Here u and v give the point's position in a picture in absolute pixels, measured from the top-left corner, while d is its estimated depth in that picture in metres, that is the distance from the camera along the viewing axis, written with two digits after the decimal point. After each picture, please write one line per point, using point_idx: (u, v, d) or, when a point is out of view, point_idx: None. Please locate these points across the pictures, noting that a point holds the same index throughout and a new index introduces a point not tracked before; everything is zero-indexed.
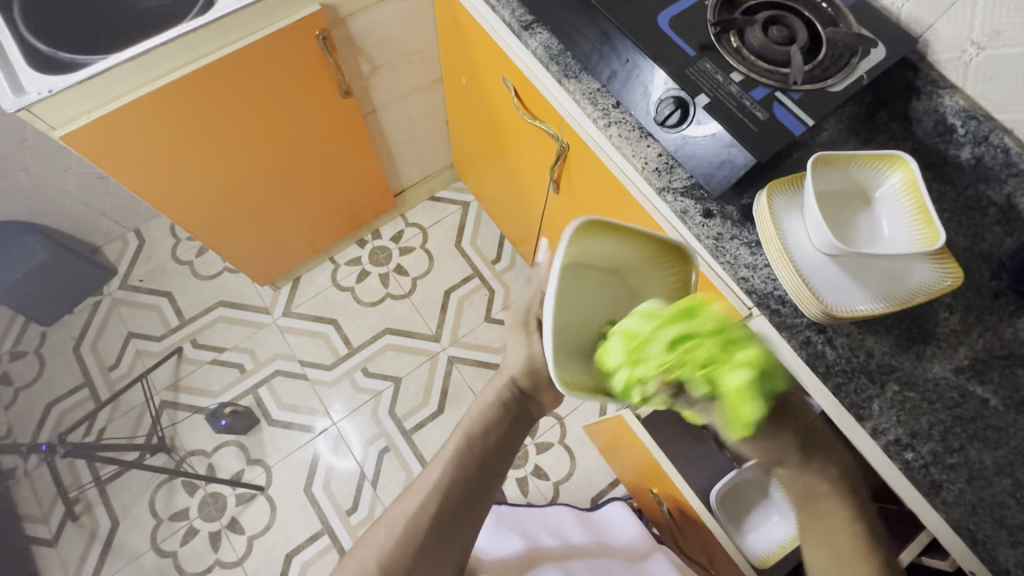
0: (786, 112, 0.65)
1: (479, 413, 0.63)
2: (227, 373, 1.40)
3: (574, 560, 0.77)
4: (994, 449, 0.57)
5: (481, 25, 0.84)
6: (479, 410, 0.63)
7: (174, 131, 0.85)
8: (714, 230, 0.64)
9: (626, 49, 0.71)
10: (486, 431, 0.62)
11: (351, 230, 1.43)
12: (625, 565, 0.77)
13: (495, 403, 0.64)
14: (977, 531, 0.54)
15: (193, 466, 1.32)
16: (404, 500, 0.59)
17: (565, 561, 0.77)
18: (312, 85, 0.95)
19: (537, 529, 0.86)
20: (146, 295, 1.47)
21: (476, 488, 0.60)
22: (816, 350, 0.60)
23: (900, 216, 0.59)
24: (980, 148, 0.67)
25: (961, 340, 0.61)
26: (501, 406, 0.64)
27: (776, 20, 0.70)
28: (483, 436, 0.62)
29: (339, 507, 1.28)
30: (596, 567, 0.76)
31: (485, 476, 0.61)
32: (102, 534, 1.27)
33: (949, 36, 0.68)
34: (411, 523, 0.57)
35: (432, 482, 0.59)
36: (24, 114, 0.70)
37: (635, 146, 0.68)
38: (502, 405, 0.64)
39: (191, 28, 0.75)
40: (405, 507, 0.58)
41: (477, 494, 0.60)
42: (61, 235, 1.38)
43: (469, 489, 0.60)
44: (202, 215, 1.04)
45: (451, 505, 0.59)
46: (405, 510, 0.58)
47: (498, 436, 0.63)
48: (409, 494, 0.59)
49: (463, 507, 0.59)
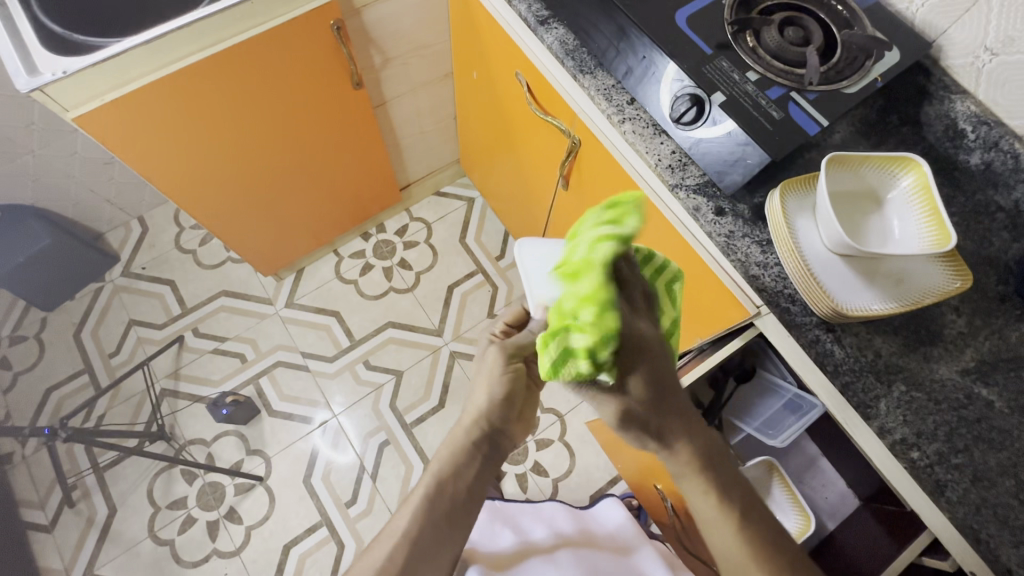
0: (800, 111, 0.65)
1: (449, 457, 0.58)
2: (228, 363, 1.40)
3: (564, 552, 0.77)
4: (997, 451, 0.57)
5: (497, 19, 0.84)
6: (450, 452, 0.58)
7: (184, 117, 0.85)
8: (725, 228, 0.64)
9: (643, 46, 0.72)
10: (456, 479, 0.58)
11: (356, 223, 1.42)
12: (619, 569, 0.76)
13: (464, 449, 0.59)
14: (981, 531, 0.55)
15: (193, 454, 1.32)
16: (372, 551, 0.55)
17: (557, 556, 0.76)
18: (324, 75, 0.95)
19: (528, 521, 0.85)
20: (149, 283, 1.46)
21: (446, 534, 0.56)
22: (824, 349, 0.61)
23: (911, 218, 0.60)
24: (989, 154, 0.68)
25: (967, 342, 0.62)
26: (471, 442, 0.59)
27: (792, 21, 0.71)
28: (455, 483, 0.58)
29: (339, 499, 1.28)
30: (589, 565, 0.75)
31: (461, 520, 0.57)
32: (98, 520, 1.26)
33: (963, 41, 0.69)
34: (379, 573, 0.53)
35: (400, 532, 0.55)
36: (37, 95, 0.70)
37: (649, 142, 0.68)
38: (472, 449, 0.59)
39: (206, 13, 0.75)
40: (372, 558, 0.54)
41: (441, 543, 0.56)
42: (64, 220, 1.37)
43: (435, 536, 0.55)
44: (209, 203, 1.04)
45: (417, 553, 0.54)
46: (370, 562, 0.54)
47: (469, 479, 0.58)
48: (379, 543, 0.55)
49: (427, 550, 0.55)
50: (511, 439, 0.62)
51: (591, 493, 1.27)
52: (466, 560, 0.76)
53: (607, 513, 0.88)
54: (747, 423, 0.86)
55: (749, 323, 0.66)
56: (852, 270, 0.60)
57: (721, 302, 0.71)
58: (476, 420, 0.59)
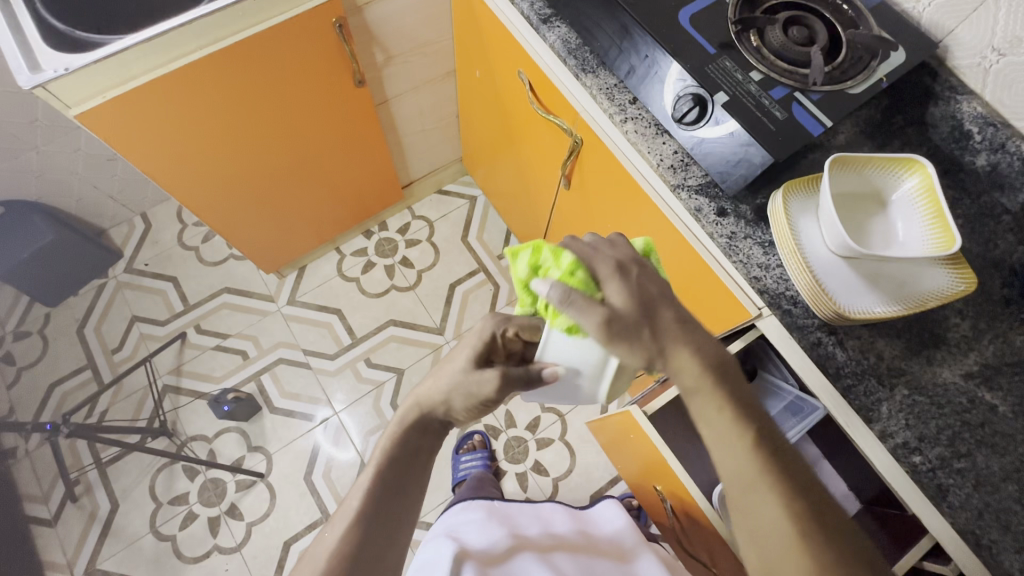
0: (803, 111, 0.65)
1: (394, 436, 0.59)
2: (230, 360, 1.40)
3: (562, 554, 0.77)
4: (1001, 455, 0.57)
5: (499, 18, 0.84)
6: (396, 430, 0.60)
7: (186, 114, 0.85)
8: (727, 229, 0.64)
9: (645, 45, 0.71)
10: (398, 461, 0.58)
11: (358, 221, 1.42)
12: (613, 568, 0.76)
13: (411, 427, 0.60)
14: (983, 536, 0.55)
15: (194, 450, 1.32)
16: (326, 533, 0.56)
17: (552, 558, 0.76)
18: (327, 73, 0.95)
19: (524, 521, 0.86)
20: (152, 279, 1.47)
21: (393, 520, 0.56)
22: (826, 351, 0.60)
23: (915, 220, 0.59)
24: (996, 155, 0.67)
25: (971, 346, 0.61)
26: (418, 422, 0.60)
27: (797, 20, 0.70)
28: (402, 463, 0.58)
29: (339, 496, 1.29)
30: (584, 567, 0.75)
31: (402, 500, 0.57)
32: (101, 515, 1.27)
33: (969, 42, 0.68)
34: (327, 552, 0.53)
35: (349, 513, 0.55)
36: (39, 91, 0.70)
37: (651, 142, 0.68)
38: (420, 427, 0.60)
39: (208, 10, 0.75)
40: (326, 541, 0.54)
41: (389, 521, 0.56)
42: (68, 216, 1.37)
43: (382, 513, 0.56)
44: (212, 201, 1.04)
45: (369, 532, 0.55)
46: (325, 544, 0.54)
47: (416, 458, 0.59)
48: (331, 526, 0.56)
49: (381, 528, 0.56)
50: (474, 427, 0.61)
51: (592, 493, 1.27)
52: (461, 558, 0.73)
53: (603, 512, 0.90)
54: None
55: (751, 325, 0.66)
56: (855, 273, 0.59)
57: (722, 303, 0.70)
58: (425, 404, 0.59)
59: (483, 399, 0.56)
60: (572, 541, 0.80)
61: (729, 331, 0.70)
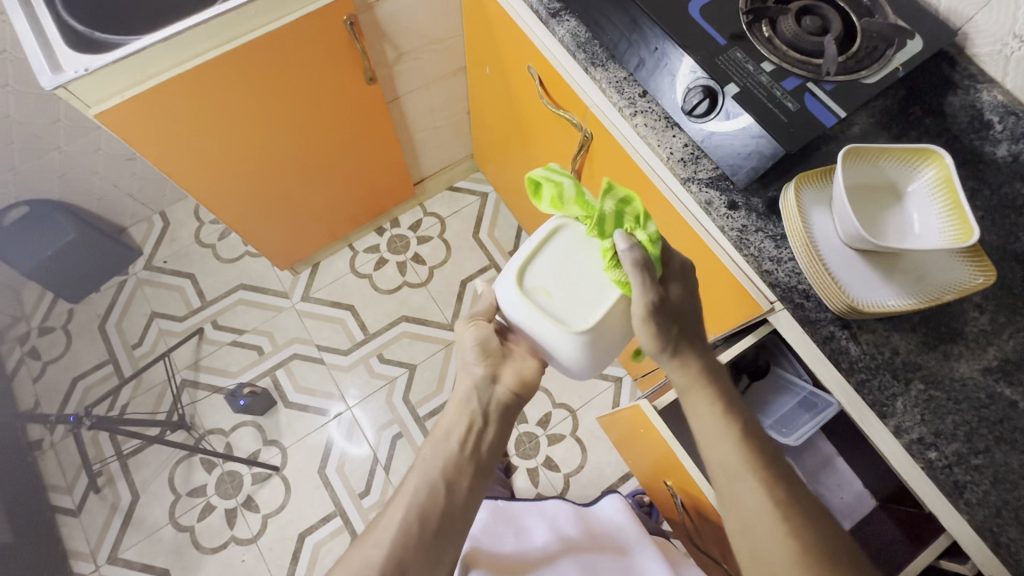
0: (816, 102, 0.64)
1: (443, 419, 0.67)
2: (246, 355, 1.42)
3: (567, 562, 0.76)
4: (1021, 452, 0.56)
5: (508, 13, 0.84)
6: (445, 415, 0.67)
7: (202, 112, 0.86)
8: (738, 222, 0.63)
9: (655, 37, 0.71)
10: (449, 433, 0.65)
11: (370, 218, 1.44)
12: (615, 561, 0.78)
13: (457, 407, 0.67)
14: (1001, 534, 0.53)
15: (212, 444, 1.35)
16: (386, 514, 0.62)
17: (558, 561, 0.77)
18: (338, 71, 0.96)
19: (531, 520, 0.86)
20: (170, 276, 1.50)
21: (447, 496, 0.63)
22: (839, 346, 0.59)
23: (932, 212, 0.58)
24: (1017, 146, 0.65)
25: (990, 340, 0.60)
26: (462, 402, 0.66)
27: (810, 10, 0.69)
28: (447, 440, 0.65)
29: (353, 490, 1.30)
30: (589, 566, 0.76)
31: (457, 474, 0.64)
32: (123, 506, 1.30)
33: (990, 29, 0.67)
34: (393, 525, 0.60)
35: (405, 493, 0.63)
36: (61, 92, 0.72)
37: (661, 136, 0.68)
38: (461, 408, 0.66)
39: (221, 10, 0.76)
40: (388, 520, 0.61)
41: (446, 494, 0.63)
42: (89, 214, 1.41)
43: (437, 488, 0.63)
44: (226, 198, 1.05)
45: (426, 511, 0.61)
46: (385, 523, 0.61)
47: (466, 437, 0.65)
48: (392, 505, 0.62)
49: (436, 507, 0.62)
50: (507, 389, 0.67)
51: (604, 489, 1.27)
52: (467, 565, 0.75)
53: (607, 509, 0.88)
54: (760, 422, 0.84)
55: (763, 319, 0.66)
56: (869, 266, 0.59)
57: (733, 297, 0.70)
58: (467, 385, 0.67)
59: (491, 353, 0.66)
60: (580, 545, 0.79)
61: (741, 326, 0.69)
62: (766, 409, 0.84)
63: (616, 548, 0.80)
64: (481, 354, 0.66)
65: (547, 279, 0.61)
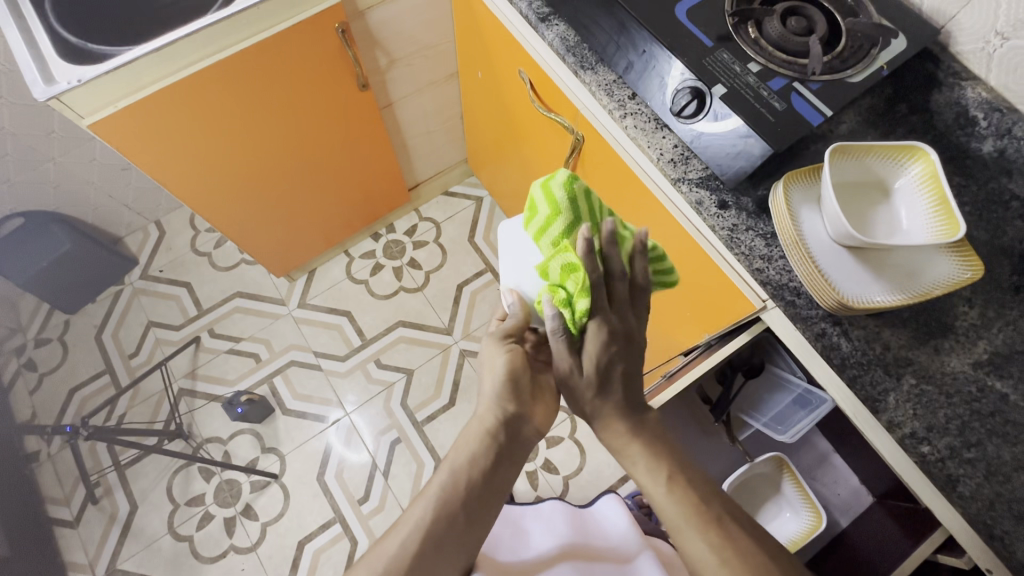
0: (803, 101, 0.65)
1: (466, 446, 0.59)
2: (243, 363, 1.42)
3: (565, 564, 0.77)
4: (1012, 445, 0.56)
5: (498, 17, 0.84)
6: (468, 442, 0.59)
7: (195, 121, 0.87)
8: (729, 221, 0.64)
9: (643, 40, 0.71)
10: (468, 466, 0.58)
11: (366, 224, 1.44)
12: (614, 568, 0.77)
13: (483, 437, 0.59)
14: (995, 527, 0.54)
15: (210, 452, 1.35)
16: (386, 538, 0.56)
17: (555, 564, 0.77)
18: (331, 78, 0.96)
19: (532, 530, 0.86)
20: (166, 285, 1.50)
21: (456, 534, 0.56)
22: (830, 342, 0.60)
23: (918, 208, 0.59)
24: (1002, 141, 0.66)
25: (980, 334, 0.60)
26: (488, 434, 0.59)
27: (795, 11, 0.70)
28: (468, 471, 0.58)
29: (352, 496, 1.30)
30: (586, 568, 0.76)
31: (468, 512, 0.57)
32: (121, 517, 1.30)
33: (973, 26, 0.68)
34: (394, 565, 0.53)
35: (408, 527, 0.56)
36: (54, 103, 0.72)
37: (650, 137, 0.69)
38: (488, 442, 0.59)
39: (213, 19, 0.77)
40: (387, 546, 0.55)
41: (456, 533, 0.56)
42: (85, 225, 1.41)
43: (447, 527, 0.56)
44: (221, 206, 1.06)
45: (429, 545, 0.55)
46: (383, 550, 0.55)
47: (486, 474, 0.58)
48: (395, 533, 0.56)
49: (443, 543, 0.55)
50: (534, 425, 0.60)
51: (602, 490, 1.27)
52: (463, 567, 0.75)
53: (605, 510, 0.90)
54: (755, 418, 0.86)
55: (756, 318, 0.66)
56: (858, 262, 0.59)
57: (725, 296, 0.70)
58: (495, 416, 0.59)
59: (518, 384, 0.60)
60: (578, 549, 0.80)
61: (732, 327, 0.70)
62: (761, 405, 0.86)
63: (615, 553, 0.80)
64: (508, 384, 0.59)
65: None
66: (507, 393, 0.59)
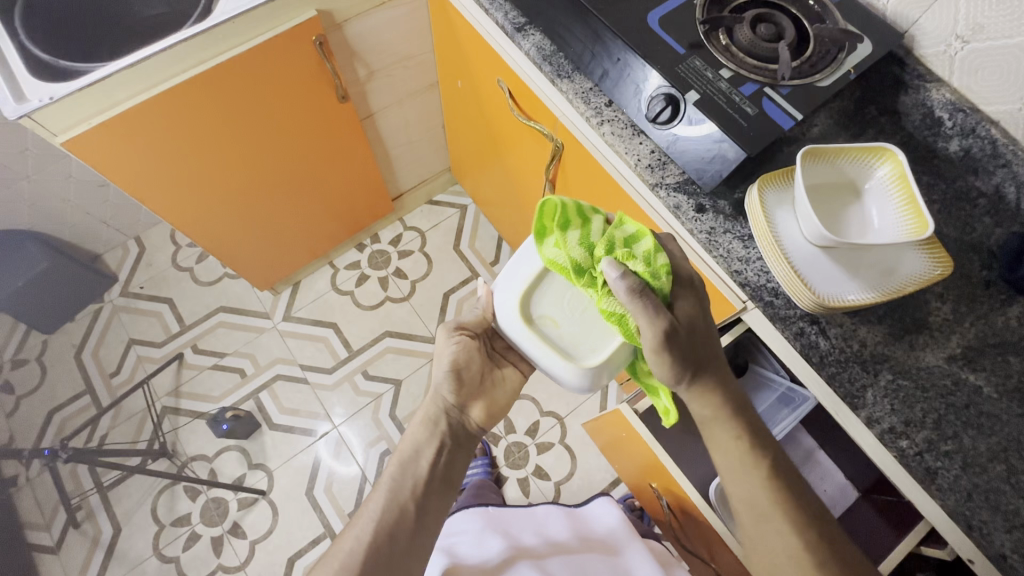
0: (774, 107, 0.66)
1: (410, 437, 0.65)
2: (228, 378, 1.40)
3: (555, 560, 0.78)
4: (987, 436, 0.57)
5: (476, 28, 0.85)
6: (412, 434, 0.66)
7: (173, 137, 0.86)
8: (706, 224, 0.65)
9: (618, 48, 0.72)
10: (418, 454, 0.64)
11: (350, 234, 1.44)
12: (605, 561, 0.79)
13: (427, 423, 0.66)
14: (974, 518, 0.55)
15: (195, 471, 1.32)
16: (344, 536, 0.59)
17: (545, 561, 0.78)
18: (310, 90, 0.96)
19: (520, 527, 0.86)
20: (147, 302, 1.48)
21: (417, 516, 0.60)
22: (809, 341, 0.61)
23: (889, 207, 0.61)
24: (967, 140, 0.68)
25: (953, 329, 0.62)
26: (429, 423, 0.66)
27: (764, 18, 0.71)
28: (416, 459, 0.63)
29: (342, 510, 1.29)
30: (577, 567, 0.77)
31: (424, 497, 0.61)
32: (104, 540, 1.27)
33: (934, 30, 0.70)
34: (359, 544, 0.57)
35: (370, 512, 0.59)
36: (26, 121, 0.72)
37: (628, 143, 0.69)
38: (432, 426, 0.66)
39: (188, 34, 0.77)
40: (344, 542, 0.57)
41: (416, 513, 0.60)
42: (60, 242, 1.39)
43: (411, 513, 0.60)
44: (202, 221, 1.05)
45: (390, 532, 0.58)
46: (343, 545, 0.57)
47: (437, 458, 0.64)
48: (357, 520, 0.59)
49: (400, 529, 0.59)
50: (475, 422, 0.68)
51: (594, 494, 1.27)
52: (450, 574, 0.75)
53: (595, 510, 0.88)
54: None
55: (739, 318, 0.68)
56: (833, 261, 0.60)
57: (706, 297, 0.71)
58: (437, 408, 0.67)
59: (466, 373, 0.68)
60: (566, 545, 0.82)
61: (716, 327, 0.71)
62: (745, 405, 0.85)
63: (603, 547, 0.82)
64: (454, 376, 0.67)
65: (552, 308, 0.62)
66: (450, 382, 0.67)
